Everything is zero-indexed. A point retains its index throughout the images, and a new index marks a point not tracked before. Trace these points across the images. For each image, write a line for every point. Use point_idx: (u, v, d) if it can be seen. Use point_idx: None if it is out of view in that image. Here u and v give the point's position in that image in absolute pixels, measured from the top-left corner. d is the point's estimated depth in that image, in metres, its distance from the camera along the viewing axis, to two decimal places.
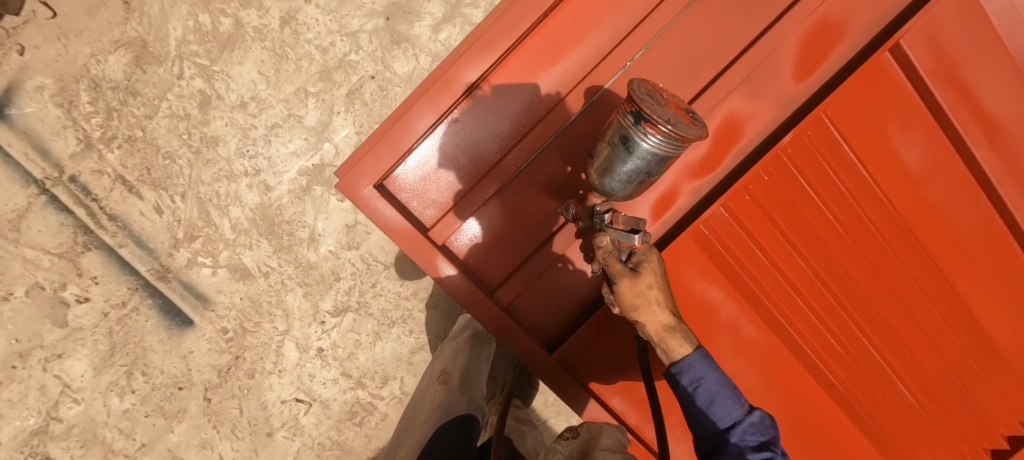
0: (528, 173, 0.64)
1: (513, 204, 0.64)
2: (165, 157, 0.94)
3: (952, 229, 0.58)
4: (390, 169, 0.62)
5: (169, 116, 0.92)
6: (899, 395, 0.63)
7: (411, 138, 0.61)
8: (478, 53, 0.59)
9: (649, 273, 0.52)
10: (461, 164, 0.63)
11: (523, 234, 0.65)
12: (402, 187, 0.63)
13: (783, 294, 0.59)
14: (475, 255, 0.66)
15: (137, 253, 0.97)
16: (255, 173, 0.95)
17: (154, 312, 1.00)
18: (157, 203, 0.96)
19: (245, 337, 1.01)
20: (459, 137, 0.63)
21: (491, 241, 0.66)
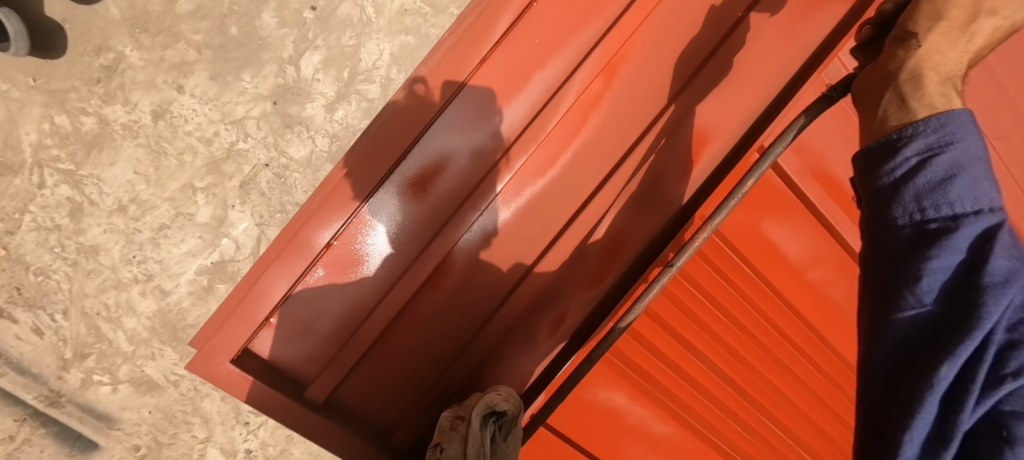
0: (420, 304, 0.60)
1: (401, 331, 0.60)
2: (37, 274, 0.84)
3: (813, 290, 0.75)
4: (250, 339, 0.57)
5: (34, 229, 0.82)
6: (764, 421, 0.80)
7: (267, 305, 0.56)
8: (326, 213, 0.56)
9: None
10: (323, 328, 0.59)
11: (412, 363, 0.62)
12: (269, 348, 0.59)
13: (669, 378, 0.70)
14: (359, 396, 0.62)
15: (20, 380, 0.87)
16: (146, 279, 0.87)
17: (50, 440, 0.90)
18: (35, 324, 0.85)
19: (161, 451, 0.93)
20: (333, 277, 0.58)
21: (382, 389, 0.62)
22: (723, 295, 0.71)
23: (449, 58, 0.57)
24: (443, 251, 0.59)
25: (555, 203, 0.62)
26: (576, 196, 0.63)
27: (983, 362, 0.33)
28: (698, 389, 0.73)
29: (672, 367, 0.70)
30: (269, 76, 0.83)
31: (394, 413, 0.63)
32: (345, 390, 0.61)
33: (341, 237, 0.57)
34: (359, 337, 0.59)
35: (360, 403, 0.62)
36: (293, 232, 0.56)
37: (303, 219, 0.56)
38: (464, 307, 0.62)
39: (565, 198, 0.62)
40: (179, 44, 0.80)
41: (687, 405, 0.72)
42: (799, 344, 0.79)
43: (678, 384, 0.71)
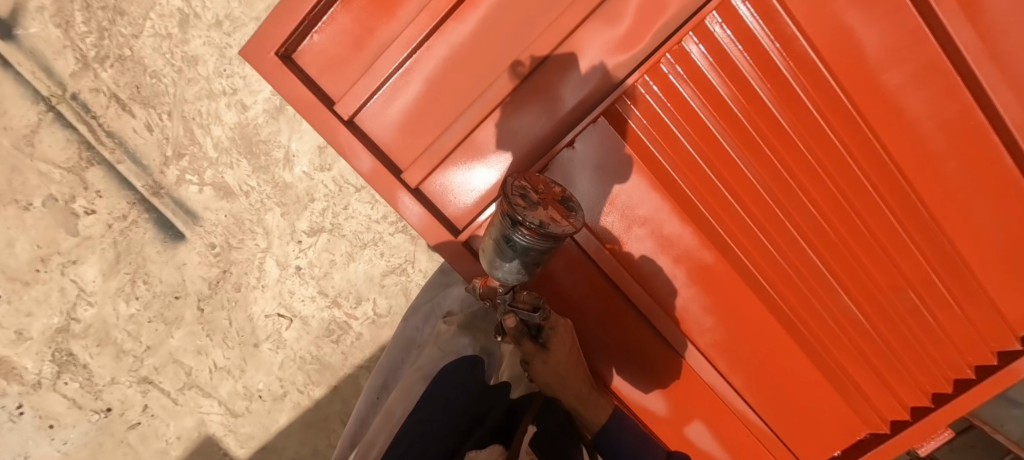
0: (468, 48, 0.52)
1: (457, 75, 0.53)
2: (151, 76, 0.99)
3: (918, 125, 0.52)
4: (294, 39, 0.51)
5: (153, 35, 0.96)
6: (843, 307, 0.59)
7: (309, 3, 0.49)
8: None
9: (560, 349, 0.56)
10: (362, 52, 0.52)
11: (453, 117, 0.54)
12: (312, 62, 0.53)
13: (718, 199, 0.55)
14: (396, 146, 0.56)
15: (133, 169, 1.04)
16: (232, 93, 0.98)
17: (150, 226, 1.08)
18: (147, 121, 1.02)
19: (230, 253, 1.08)
20: (374, 3, 0.50)
21: (413, 134, 0.55)
22: (781, 92, 0.52)
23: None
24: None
25: None
26: None
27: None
28: (740, 218, 0.56)
29: (718, 177, 0.55)
30: None
31: (421, 174, 0.55)
32: (366, 119, 0.54)
33: None
34: (389, 63, 0.51)
35: (384, 145, 0.55)
36: None
37: None
38: (497, 48, 0.52)
39: None
40: None
41: (736, 242, 0.57)
42: (891, 200, 0.55)
43: (724, 206, 0.56)
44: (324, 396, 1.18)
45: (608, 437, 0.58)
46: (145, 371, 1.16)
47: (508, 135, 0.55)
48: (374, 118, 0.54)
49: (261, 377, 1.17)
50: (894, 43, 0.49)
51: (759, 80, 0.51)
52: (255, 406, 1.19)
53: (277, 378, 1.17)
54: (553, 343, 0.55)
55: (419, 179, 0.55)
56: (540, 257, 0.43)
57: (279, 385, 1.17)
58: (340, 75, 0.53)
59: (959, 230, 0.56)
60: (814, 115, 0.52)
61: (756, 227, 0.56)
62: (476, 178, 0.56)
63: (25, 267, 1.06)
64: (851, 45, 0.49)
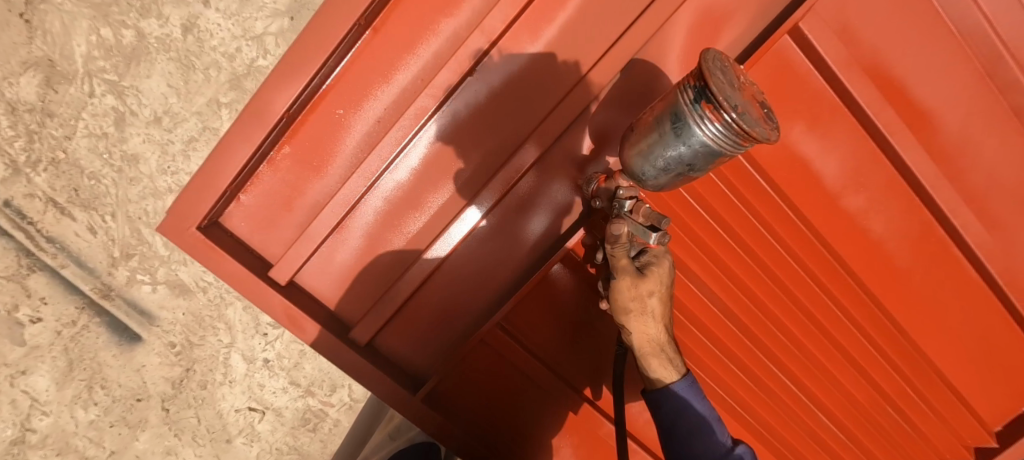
0: (408, 202, 0.52)
1: (400, 227, 0.52)
2: (90, 178, 0.93)
3: (865, 230, 0.62)
4: (215, 211, 0.47)
5: (87, 136, 0.91)
6: (822, 382, 0.67)
7: (231, 176, 0.45)
8: (293, 73, 0.43)
9: (653, 279, 0.52)
10: (293, 210, 0.49)
11: (397, 267, 0.53)
12: (236, 225, 0.49)
13: (707, 302, 0.63)
14: (337, 299, 0.54)
15: (79, 273, 0.98)
16: (179, 189, 0.93)
17: (103, 329, 1.01)
18: (90, 224, 0.95)
19: (192, 350, 1.03)
20: (303, 166, 0.48)
21: (354, 283, 0.53)
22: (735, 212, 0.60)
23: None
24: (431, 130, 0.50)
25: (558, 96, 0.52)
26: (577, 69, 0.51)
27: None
28: (729, 316, 0.64)
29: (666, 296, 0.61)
30: None
31: (365, 330, 0.53)
32: (304, 277, 0.51)
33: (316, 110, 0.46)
34: (324, 223, 0.49)
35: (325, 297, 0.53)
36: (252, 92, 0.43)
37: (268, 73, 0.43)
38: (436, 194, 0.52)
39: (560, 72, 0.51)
40: None
41: (724, 336, 0.64)
42: (847, 291, 0.65)
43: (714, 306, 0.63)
44: None
45: (670, 398, 0.57)
46: None
47: (451, 280, 0.56)
48: (312, 278, 0.52)
49: None
50: (819, 163, 0.60)
51: (709, 204, 0.59)
52: None
53: None
54: (649, 271, 0.52)
55: (372, 333, 0.54)
56: (703, 158, 0.42)
57: None
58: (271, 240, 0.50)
59: (906, 308, 0.66)
60: (778, 227, 0.61)
61: (742, 322, 0.64)
62: (424, 315, 0.56)
63: None
64: (790, 168, 0.59)
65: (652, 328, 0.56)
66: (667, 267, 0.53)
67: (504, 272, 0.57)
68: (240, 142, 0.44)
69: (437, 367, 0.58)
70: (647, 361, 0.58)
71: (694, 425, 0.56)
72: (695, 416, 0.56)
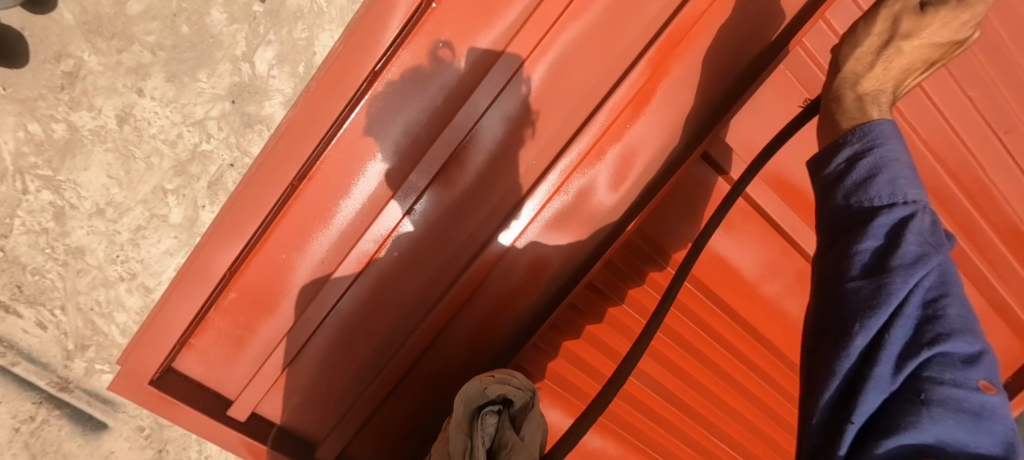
0: (341, 329, 0.64)
1: (340, 351, 0.65)
2: (33, 273, 0.89)
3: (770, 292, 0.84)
4: (168, 359, 0.60)
5: (25, 232, 0.87)
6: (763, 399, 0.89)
7: (176, 329, 0.59)
8: (224, 239, 0.57)
9: (928, 20, 0.59)
10: (246, 346, 0.63)
11: (342, 380, 0.66)
12: (188, 368, 0.63)
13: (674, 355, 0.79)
14: (290, 413, 0.66)
15: (32, 368, 0.95)
16: (131, 277, 0.91)
17: (64, 421, 0.99)
18: (38, 319, 0.92)
19: (163, 431, 1.02)
20: (244, 309, 0.62)
21: (305, 402, 0.66)
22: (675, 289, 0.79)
23: (337, 63, 0.54)
24: (352, 270, 0.62)
25: (464, 232, 0.64)
26: (475, 211, 0.64)
27: (895, 344, 0.43)
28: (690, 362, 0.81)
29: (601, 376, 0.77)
30: (225, 75, 0.82)
31: (326, 425, 0.68)
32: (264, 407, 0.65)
33: (248, 264, 0.60)
34: (278, 355, 0.63)
35: (282, 419, 0.66)
36: (191, 261, 0.57)
37: (201, 244, 0.57)
38: (366, 322, 0.64)
39: (460, 215, 0.63)
40: (134, 46, 0.79)
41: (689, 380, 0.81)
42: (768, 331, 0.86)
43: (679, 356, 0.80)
44: None
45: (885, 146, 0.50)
46: None
47: (390, 391, 0.67)
48: (268, 399, 0.65)
49: None
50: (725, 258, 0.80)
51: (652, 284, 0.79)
52: None
53: None
54: (924, 15, 0.59)
55: (336, 450, 0.69)
56: None
57: None
58: (222, 372, 0.64)
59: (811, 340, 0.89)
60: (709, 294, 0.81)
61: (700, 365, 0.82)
62: (376, 420, 0.69)
63: None
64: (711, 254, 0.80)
65: (875, 70, 0.61)
66: (929, 43, 0.61)
67: (433, 375, 0.69)
68: (182, 299, 0.58)
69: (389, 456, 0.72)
70: (845, 86, 0.61)
71: (888, 170, 0.49)
72: (896, 167, 0.49)
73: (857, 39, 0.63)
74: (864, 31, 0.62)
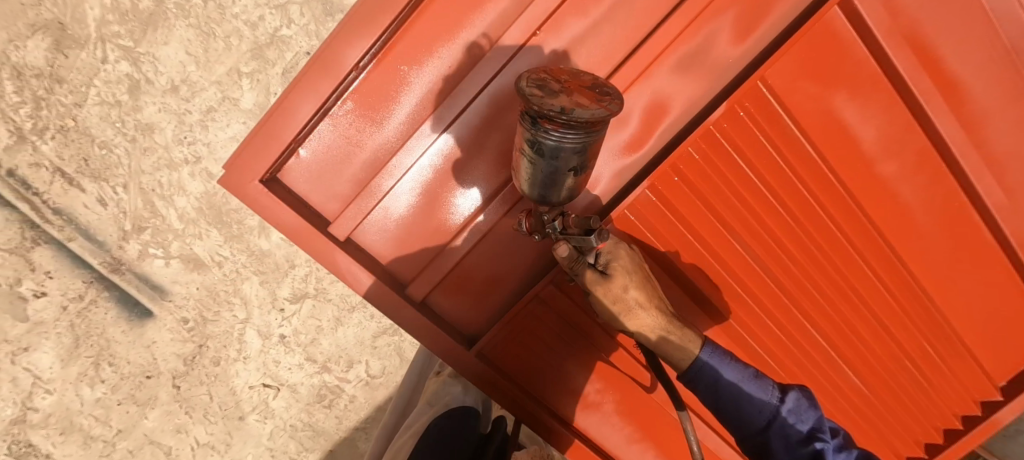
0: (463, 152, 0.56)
1: (452, 172, 0.56)
2: (101, 147, 0.90)
3: (906, 206, 0.57)
4: (274, 168, 0.51)
5: (98, 103, 0.88)
6: (846, 376, 0.65)
7: (294, 129, 0.50)
8: (356, 29, 0.48)
9: (621, 274, 0.54)
10: (351, 167, 0.54)
11: (444, 220, 0.58)
12: (297, 180, 0.53)
13: (739, 258, 0.59)
14: (388, 250, 0.58)
15: (87, 246, 0.95)
16: (195, 161, 0.91)
17: (112, 305, 0.99)
18: (100, 195, 0.93)
19: (206, 326, 1.01)
20: (361, 117, 0.53)
21: (403, 241, 0.58)
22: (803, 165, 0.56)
23: None
24: (473, 93, 0.53)
25: (643, 55, 0.53)
26: (648, 27, 0.53)
27: None
28: (732, 267, 0.59)
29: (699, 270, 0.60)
30: None
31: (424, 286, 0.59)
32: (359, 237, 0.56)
33: (382, 55, 0.50)
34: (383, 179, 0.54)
35: (380, 255, 0.58)
36: (324, 52, 0.48)
37: (333, 36, 0.48)
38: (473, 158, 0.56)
39: (635, 33, 0.53)
40: None
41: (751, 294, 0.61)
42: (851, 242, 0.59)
43: (790, 256, 0.59)
44: None
45: None
46: (119, 456, 1.09)
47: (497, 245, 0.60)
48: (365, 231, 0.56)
49: (249, 450, 1.10)
50: (891, 134, 0.54)
51: (756, 159, 0.55)
52: None
53: (267, 448, 1.10)
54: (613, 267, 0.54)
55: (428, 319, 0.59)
56: None
57: (269, 456, 1.11)
58: (329, 192, 0.54)
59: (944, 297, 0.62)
60: (794, 178, 0.56)
61: (749, 293, 0.61)
62: (472, 284, 0.61)
63: None
64: (832, 117, 0.54)
65: (641, 317, 0.57)
66: (628, 256, 0.55)
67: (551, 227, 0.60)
68: (307, 95, 0.50)
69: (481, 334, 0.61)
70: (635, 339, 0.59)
71: None
72: None
73: (631, 322, 0.57)
74: (629, 320, 0.57)
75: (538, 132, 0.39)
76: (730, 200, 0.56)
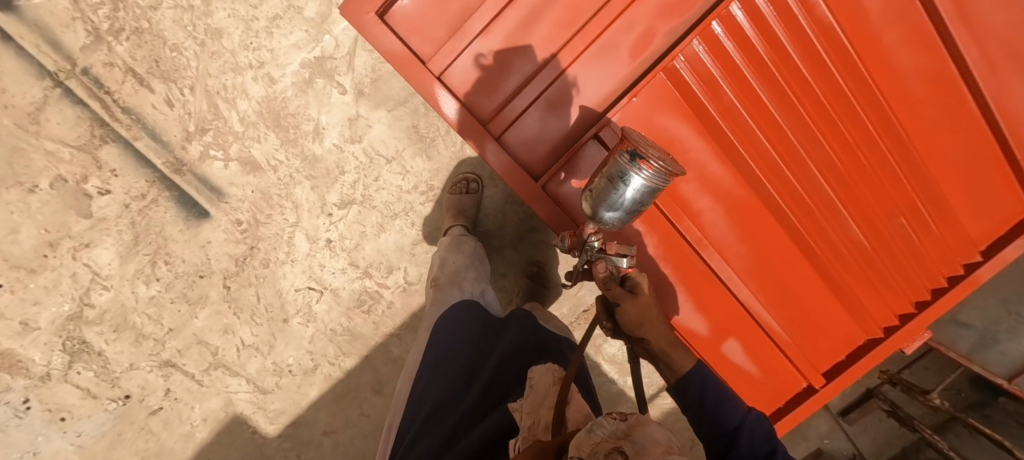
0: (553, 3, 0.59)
1: (539, 20, 0.59)
2: (172, 50, 0.97)
3: (904, 77, 0.66)
4: (388, 1, 0.57)
5: (172, 7, 0.95)
6: (850, 235, 0.74)
7: None
8: None
9: (645, 294, 0.63)
10: (449, 8, 0.58)
11: (529, 67, 0.61)
12: (402, 23, 0.59)
13: (769, 121, 0.67)
14: (476, 94, 0.62)
15: (152, 146, 1.02)
16: (259, 66, 0.98)
17: (171, 205, 1.06)
18: (167, 96, 1.00)
19: (258, 229, 1.08)
20: None
21: (491, 88, 0.62)
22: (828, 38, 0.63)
23: None
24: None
25: None
26: None
27: None
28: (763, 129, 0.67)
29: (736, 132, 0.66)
30: None
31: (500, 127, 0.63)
32: (452, 83, 0.61)
33: None
34: (475, 22, 0.59)
35: (471, 102, 0.63)
36: None
37: None
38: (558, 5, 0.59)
39: None
40: None
41: (779, 157, 0.69)
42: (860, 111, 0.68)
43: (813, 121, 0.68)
44: (355, 366, 1.20)
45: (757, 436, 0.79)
46: (167, 354, 1.15)
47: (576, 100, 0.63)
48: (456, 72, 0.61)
49: (291, 351, 1.17)
50: (895, 8, 0.62)
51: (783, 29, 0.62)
52: (285, 382, 1.19)
53: (307, 351, 1.18)
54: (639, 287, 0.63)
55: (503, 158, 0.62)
56: None
57: (309, 359, 1.18)
58: (428, 34, 0.59)
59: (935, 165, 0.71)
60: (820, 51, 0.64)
61: (774, 155, 0.69)
62: (550, 136, 0.64)
63: (32, 253, 1.03)
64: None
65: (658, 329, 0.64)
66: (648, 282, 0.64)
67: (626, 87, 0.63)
68: None
69: (560, 183, 0.65)
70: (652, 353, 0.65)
71: None
72: None
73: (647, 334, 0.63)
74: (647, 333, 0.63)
75: (630, 172, 0.50)
76: (762, 60, 0.64)
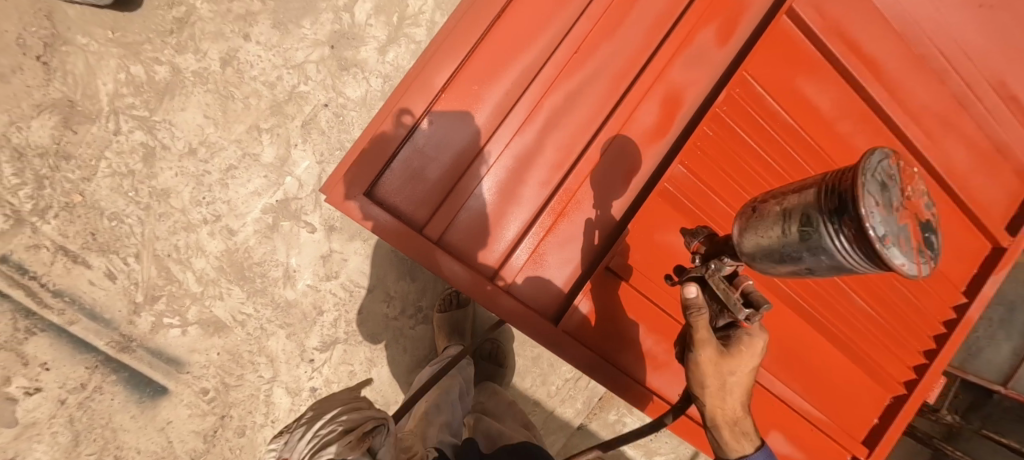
0: (534, 156, 0.63)
1: (524, 172, 0.63)
2: (111, 219, 0.88)
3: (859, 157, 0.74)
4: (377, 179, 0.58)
5: (109, 175, 0.87)
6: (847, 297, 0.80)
7: (393, 146, 0.58)
8: (445, 56, 0.58)
9: (744, 358, 0.51)
10: (437, 175, 0.61)
11: (524, 214, 0.64)
12: (391, 196, 0.60)
13: None
14: (475, 250, 0.63)
15: (91, 327, 0.89)
16: (215, 219, 0.91)
17: (119, 388, 0.92)
18: (108, 269, 0.89)
19: (228, 394, 0.96)
20: (446, 130, 0.61)
21: (489, 239, 0.63)
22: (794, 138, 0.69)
23: None
24: (539, 94, 0.62)
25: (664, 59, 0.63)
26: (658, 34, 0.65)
27: None
28: None
29: None
30: (326, 23, 0.92)
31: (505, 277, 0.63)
32: (450, 240, 0.62)
33: (457, 79, 0.60)
34: (468, 181, 0.61)
35: (470, 256, 0.63)
36: (414, 77, 0.59)
37: (422, 64, 0.59)
38: (545, 150, 0.63)
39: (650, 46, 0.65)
40: None
41: None
42: None
43: None
44: None
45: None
46: None
47: (572, 238, 0.65)
48: (453, 232, 0.62)
49: None
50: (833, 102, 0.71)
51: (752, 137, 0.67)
52: None
53: None
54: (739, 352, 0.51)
55: (517, 308, 0.61)
56: None
57: None
58: (420, 203, 0.61)
59: None
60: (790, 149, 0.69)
61: None
62: (554, 272, 0.65)
63: None
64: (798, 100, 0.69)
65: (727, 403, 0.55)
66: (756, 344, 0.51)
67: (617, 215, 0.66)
68: (401, 115, 0.58)
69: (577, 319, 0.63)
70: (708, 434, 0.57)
71: None
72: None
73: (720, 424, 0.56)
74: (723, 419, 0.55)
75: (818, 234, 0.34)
76: (751, 175, 0.68)
